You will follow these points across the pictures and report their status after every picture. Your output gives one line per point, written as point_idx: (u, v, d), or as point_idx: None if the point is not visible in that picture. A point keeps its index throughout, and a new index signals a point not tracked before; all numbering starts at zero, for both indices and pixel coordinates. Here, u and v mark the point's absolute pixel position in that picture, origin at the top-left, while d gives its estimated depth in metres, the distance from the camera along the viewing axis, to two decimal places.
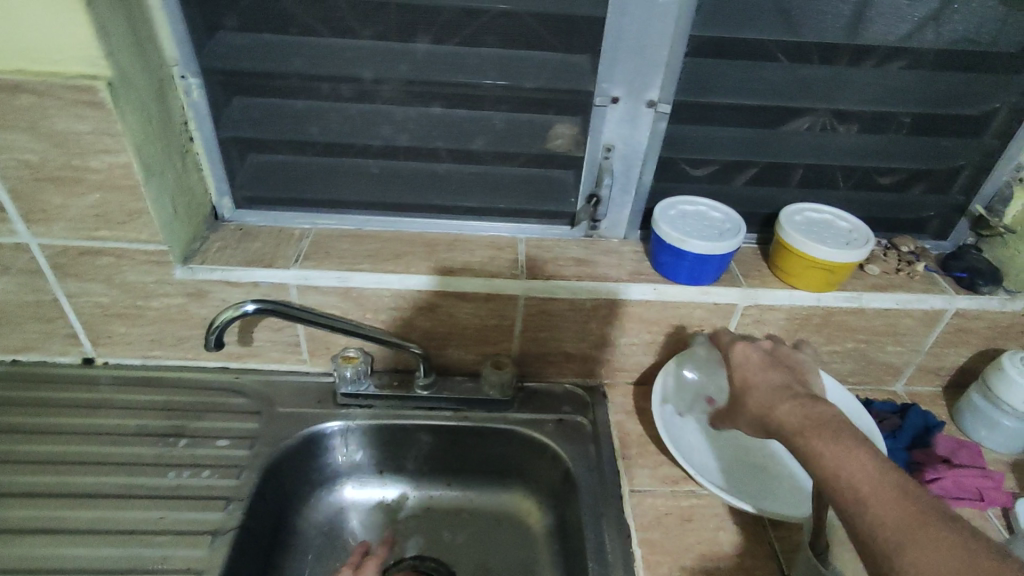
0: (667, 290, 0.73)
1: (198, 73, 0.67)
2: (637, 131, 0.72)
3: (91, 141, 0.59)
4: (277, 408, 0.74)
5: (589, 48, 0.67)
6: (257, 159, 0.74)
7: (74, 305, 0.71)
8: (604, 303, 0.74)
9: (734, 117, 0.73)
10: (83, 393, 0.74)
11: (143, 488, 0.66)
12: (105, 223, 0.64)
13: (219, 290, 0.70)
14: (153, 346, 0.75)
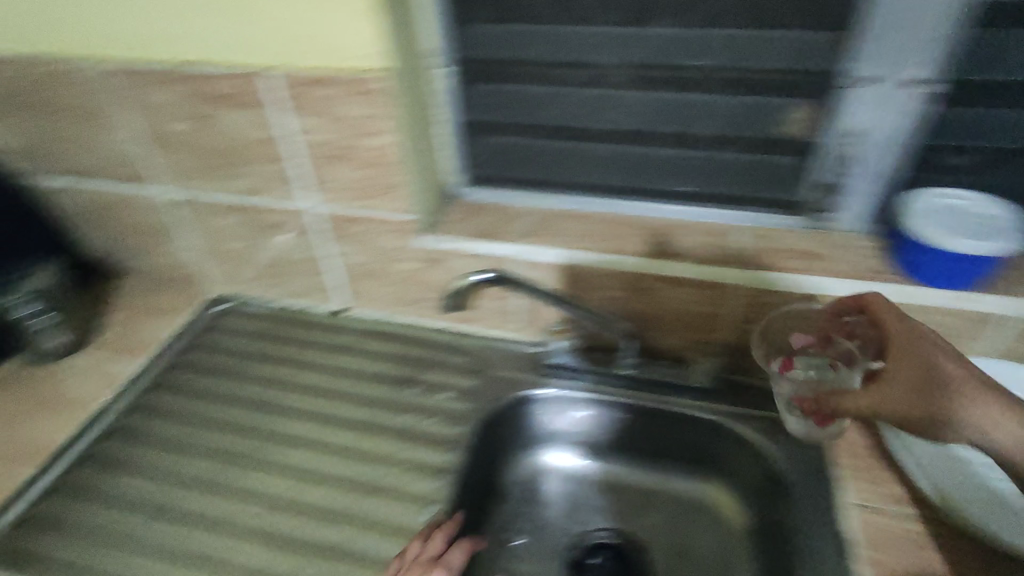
0: (916, 291, 0.66)
1: (449, 63, 0.74)
2: (893, 112, 0.65)
3: (363, 125, 0.69)
4: (493, 370, 0.82)
5: (837, 24, 0.63)
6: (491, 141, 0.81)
7: (337, 263, 0.84)
8: (833, 300, 0.69)
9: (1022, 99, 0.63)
10: (337, 338, 0.88)
11: (382, 423, 0.76)
12: (369, 195, 0.75)
13: (451, 258, 0.78)
14: (391, 303, 0.86)
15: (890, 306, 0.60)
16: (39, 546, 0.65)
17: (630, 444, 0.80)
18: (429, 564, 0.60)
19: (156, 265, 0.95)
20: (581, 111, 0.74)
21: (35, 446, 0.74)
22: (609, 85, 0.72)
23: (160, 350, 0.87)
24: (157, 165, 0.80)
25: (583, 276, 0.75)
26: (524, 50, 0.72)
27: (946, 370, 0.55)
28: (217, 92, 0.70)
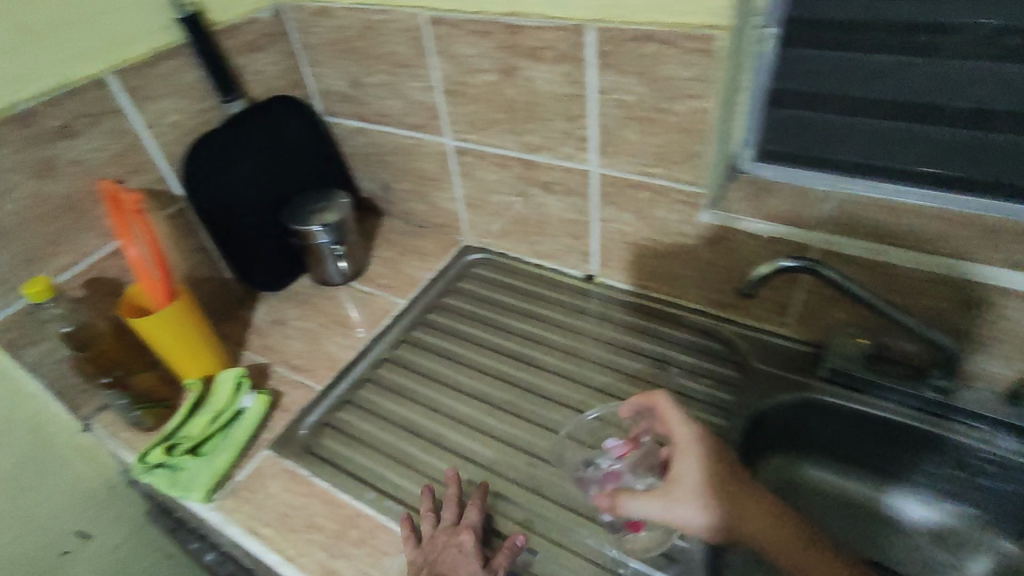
0: None
1: (777, 22, 0.65)
2: None
3: (684, 85, 0.63)
4: (756, 364, 0.75)
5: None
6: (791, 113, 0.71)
7: (602, 229, 0.84)
8: None
9: None
10: (586, 304, 0.89)
11: (638, 399, 0.75)
12: (661, 162, 0.71)
13: (733, 239, 0.74)
14: (650, 279, 0.85)
15: (688, 429, 0.60)
16: (336, 449, 0.73)
17: (913, 476, 0.71)
18: (453, 530, 0.61)
19: (421, 210, 1.02)
20: (938, 83, 0.62)
21: (326, 359, 0.83)
22: (994, 53, 0.58)
23: (423, 289, 0.93)
24: (454, 115, 0.84)
25: (901, 276, 0.66)
26: (882, 9, 0.61)
27: (724, 518, 0.57)
28: (535, 46, 0.70)
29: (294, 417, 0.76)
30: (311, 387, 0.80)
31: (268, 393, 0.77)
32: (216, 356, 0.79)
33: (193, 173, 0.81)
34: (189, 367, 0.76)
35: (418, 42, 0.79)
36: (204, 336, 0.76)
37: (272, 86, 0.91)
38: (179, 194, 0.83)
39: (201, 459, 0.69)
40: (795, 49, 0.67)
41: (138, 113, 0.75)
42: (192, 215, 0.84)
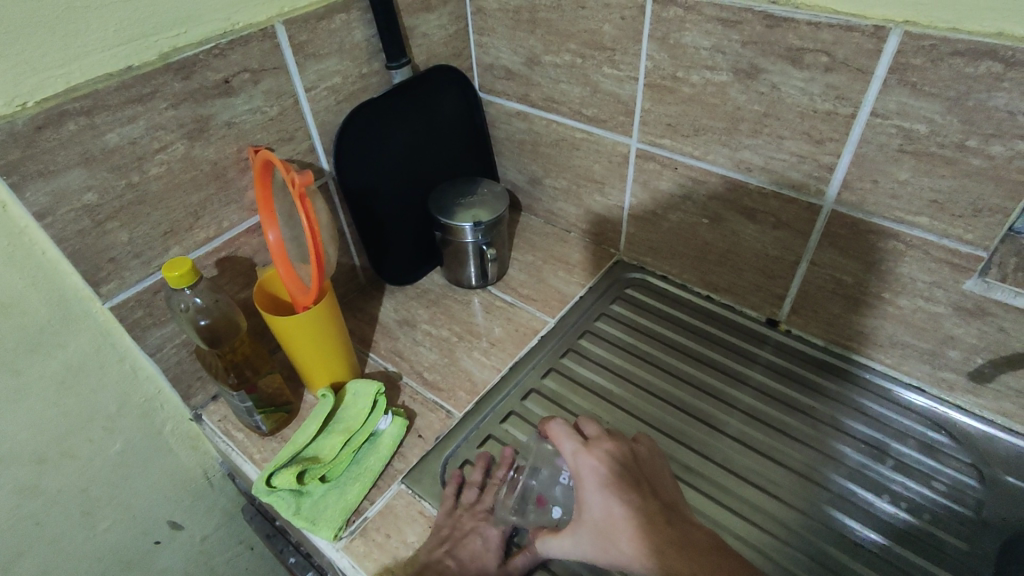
0: None
1: None
2: None
3: (1018, 123, 0.48)
4: (1005, 477, 0.61)
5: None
6: None
7: (807, 273, 0.70)
8: None
9: None
10: (766, 356, 0.75)
11: (846, 493, 0.62)
12: (935, 211, 0.56)
13: (1005, 319, 0.58)
14: (857, 339, 0.70)
15: (581, 453, 0.54)
16: None
17: None
18: (486, 516, 0.57)
19: (569, 213, 0.90)
20: None
21: (463, 377, 0.73)
22: None
23: (573, 308, 0.81)
24: (649, 114, 0.71)
25: None
26: None
27: (624, 556, 0.48)
28: (800, 46, 0.56)
29: (429, 445, 0.65)
30: (447, 410, 0.69)
31: (402, 412, 0.67)
32: (350, 361, 0.69)
33: (344, 141, 0.70)
34: (318, 371, 0.67)
35: (632, 23, 0.65)
36: (341, 341, 0.67)
37: (435, 53, 0.78)
38: (323, 168, 0.72)
39: (330, 488, 0.60)
40: None
41: (298, 71, 0.64)
42: (331, 190, 0.73)
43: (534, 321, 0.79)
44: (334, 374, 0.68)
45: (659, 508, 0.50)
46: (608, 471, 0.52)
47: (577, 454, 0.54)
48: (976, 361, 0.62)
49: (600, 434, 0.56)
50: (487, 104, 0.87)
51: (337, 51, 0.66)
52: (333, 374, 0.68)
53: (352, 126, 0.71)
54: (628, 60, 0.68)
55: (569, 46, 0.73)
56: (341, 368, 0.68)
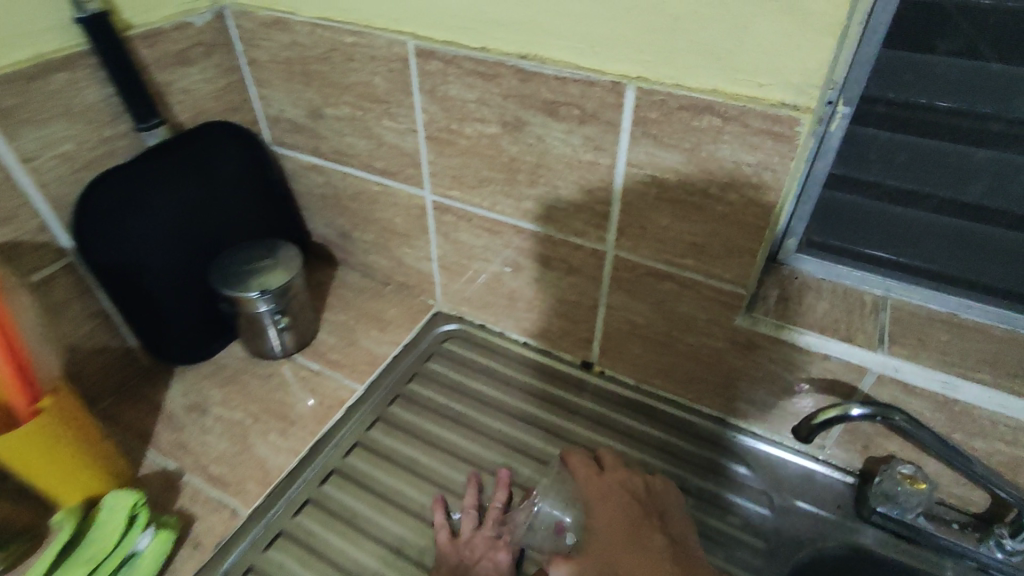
0: None
1: (852, 101, 0.52)
2: None
3: (744, 172, 0.51)
4: (792, 501, 0.64)
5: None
6: (828, 198, 0.60)
7: (606, 316, 0.69)
8: None
9: None
10: (580, 402, 0.73)
11: None
12: (697, 254, 0.58)
13: (771, 349, 0.61)
14: (659, 376, 0.71)
15: (599, 484, 0.58)
16: None
17: None
18: (493, 543, 0.59)
19: (382, 266, 0.86)
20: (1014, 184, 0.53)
21: (256, 465, 0.65)
22: None
23: (385, 371, 0.76)
24: (435, 166, 0.68)
25: (958, 419, 0.55)
26: (981, 84, 0.50)
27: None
28: (554, 99, 0.56)
29: (202, 559, 0.57)
30: (232, 508, 0.61)
31: (173, 521, 0.59)
32: (108, 469, 0.59)
33: (89, 215, 0.61)
34: (66, 491, 0.56)
35: (402, 75, 0.63)
36: (91, 449, 0.57)
37: (202, 109, 0.72)
38: (66, 247, 0.63)
39: None
40: (884, 125, 0.55)
41: (8, 140, 0.55)
42: (76, 271, 0.64)
43: (341, 390, 0.73)
44: (89, 491, 0.58)
45: (666, 544, 0.52)
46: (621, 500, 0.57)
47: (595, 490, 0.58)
48: (757, 390, 0.65)
49: (615, 466, 0.61)
50: (279, 157, 0.81)
51: (55, 111, 0.57)
52: (89, 491, 0.58)
53: (92, 195, 0.62)
54: (405, 113, 0.66)
55: (346, 98, 0.69)
56: (98, 480, 0.58)
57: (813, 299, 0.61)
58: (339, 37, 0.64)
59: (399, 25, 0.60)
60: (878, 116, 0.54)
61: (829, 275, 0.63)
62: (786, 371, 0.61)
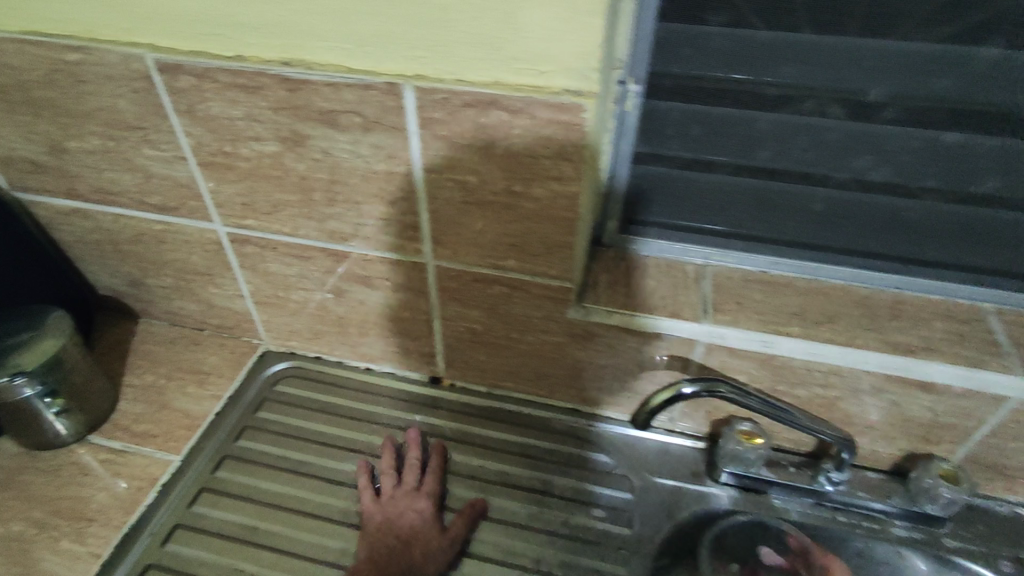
0: None
1: (640, 79, 0.52)
2: None
3: (543, 165, 0.48)
4: (651, 479, 0.64)
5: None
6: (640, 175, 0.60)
7: (444, 328, 0.65)
8: None
9: None
10: (436, 422, 0.69)
11: (519, 557, 0.58)
12: (517, 253, 0.55)
13: (608, 336, 0.59)
14: (510, 379, 0.68)
15: None
16: None
17: None
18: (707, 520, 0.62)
19: (192, 311, 0.74)
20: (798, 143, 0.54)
21: None
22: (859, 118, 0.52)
23: (205, 433, 0.66)
24: (219, 194, 0.59)
25: (783, 374, 0.58)
26: (750, 50, 0.50)
27: None
28: (329, 108, 0.50)
29: None
30: None
31: None
32: None
33: None
34: None
35: (148, 95, 0.53)
36: None
37: None
38: None
39: None
40: (674, 97, 0.54)
41: None
42: None
43: (151, 467, 0.63)
44: None
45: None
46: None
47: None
48: (605, 377, 0.64)
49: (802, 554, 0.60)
50: (26, 204, 0.67)
51: None
52: None
53: None
54: (166, 139, 0.56)
55: (90, 128, 0.57)
56: None
57: (641, 279, 0.61)
58: (57, 56, 0.52)
59: (125, 36, 0.50)
60: (667, 91, 0.54)
61: (653, 252, 0.63)
62: (626, 354, 0.61)
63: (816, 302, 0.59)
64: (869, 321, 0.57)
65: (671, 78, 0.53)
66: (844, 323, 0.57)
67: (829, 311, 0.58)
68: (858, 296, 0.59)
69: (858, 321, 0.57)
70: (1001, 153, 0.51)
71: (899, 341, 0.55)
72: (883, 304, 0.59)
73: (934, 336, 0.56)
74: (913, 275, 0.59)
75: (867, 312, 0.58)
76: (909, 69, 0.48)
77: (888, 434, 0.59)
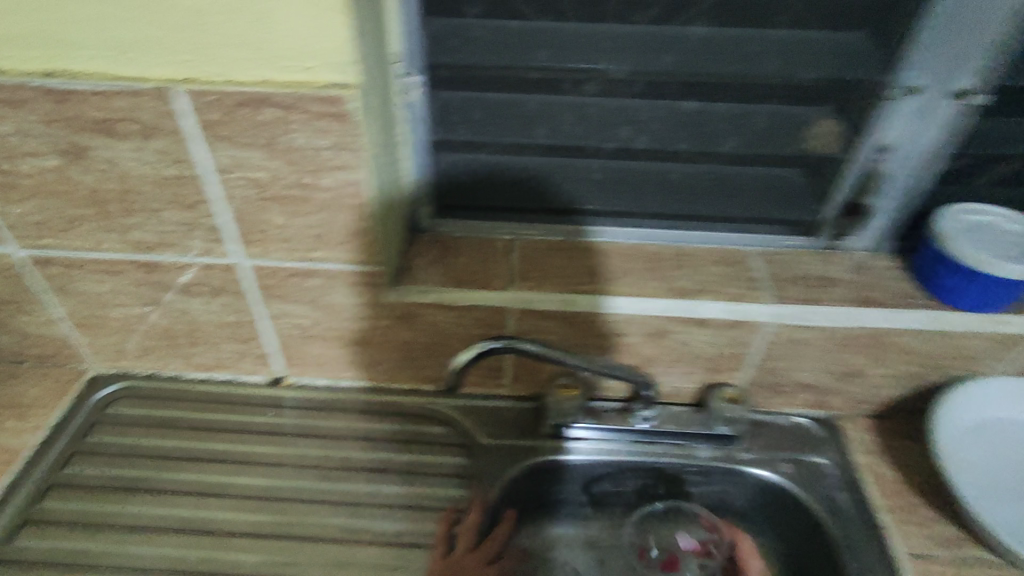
0: (949, 319, 0.62)
1: (419, 73, 0.55)
2: (935, 128, 0.58)
3: (325, 157, 0.51)
4: (486, 441, 0.69)
5: (872, 21, 0.54)
6: (451, 163, 0.65)
7: (274, 327, 0.66)
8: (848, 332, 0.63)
9: None
10: (279, 419, 0.70)
11: (358, 533, 0.62)
12: (324, 244, 0.58)
13: (429, 313, 0.64)
14: (350, 368, 0.70)
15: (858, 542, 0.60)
16: None
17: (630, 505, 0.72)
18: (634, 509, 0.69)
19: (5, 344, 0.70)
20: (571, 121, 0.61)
21: None
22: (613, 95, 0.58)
23: (26, 466, 0.64)
24: (6, 216, 0.57)
25: (588, 329, 0.64)
26: (511, 42, 0.56)
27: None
28: (103, 117, 0.50)
29: None
30: None
31: None
32: None
33: None
34: None
35: None
36: None
37: None
38: None
39: None
40: (455, 87, 0.59)
41: None
42: None
43: None
44: None
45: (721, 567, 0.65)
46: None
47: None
48: (437, 354, 0.68)
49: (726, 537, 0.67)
50: None
51: None
52: None
53: None
54: None
55: None
56: None
57: (457, 257, 0.66)
58: None
59: None
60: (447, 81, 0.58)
61: (467, 232, 0.68)
62: (449, 329, 0.65)
63: (608, 261, 0.66)
64: (653, 273, 0.65)
65: (446, 68, 0.57)
66: (630, 277, 0.64)
67: (619, 268, 0.65)
68: (645, 252, 0.67)
69: (644, 273, 0.65)
70: (734, 115, 0.60)
71: (675, 286, 0.64)
72: (666, 256, 0.67)
73: (705, 279, 0.65)
74: (693, 229, 0.67)
75: (652, 265, 0.66)
76: (644, 48, 0.55)
77: (684, 369, 0.68)
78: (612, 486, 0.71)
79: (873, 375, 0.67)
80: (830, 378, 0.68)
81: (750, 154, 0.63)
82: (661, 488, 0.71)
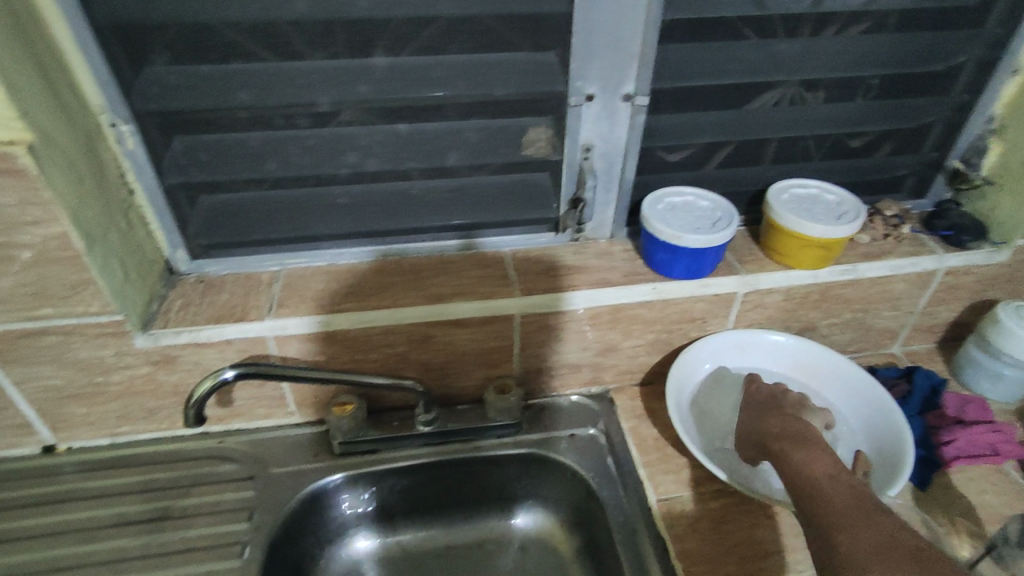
0: (670, 288, 0.71)
1: (129, 118, 0.58)
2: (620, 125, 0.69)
3: (15, 214, 0.51)
4: (273, 470, 0.69)
5: (542, 41, 0.62)
6: (209, 201, 0.66)
7: (22, 394, 0.63)
8: (589, 312, 0.70)
9: (725, 97, 0.70)
10: (48, 487, 0.66)
11: None
12: (47, 300, 0.57)
13: (188, 353, 0.64)
14: (122, 422, 0.68)
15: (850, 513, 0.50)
16: None
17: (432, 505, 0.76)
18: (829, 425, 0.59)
19: None
20: (300, 151, 0.64)
21: None
22: (327, 124, 0.62)
23: None
24: None
25: (354, 344, 0.68)
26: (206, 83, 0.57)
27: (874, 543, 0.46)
28: None
29: None
30: None
31: None
32: None
33: None
34: None
35: None
36: None
37: None
38: None
39: None
40: (172, 131, 0.60)
41: None
42: None
43: None
44: None
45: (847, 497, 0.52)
46: (855, 493, 0.51)
47: (826, 473, 0.55)
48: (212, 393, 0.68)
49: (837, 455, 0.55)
50: None
51: None
52: None
53: None
54: None
55: None
56: None
57: (217, 295, 0.67)
58: None
59: None
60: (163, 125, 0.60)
61: (230, 269, 0.70)
62: (215, 366, 0.65)
63: (369, 278, 0.70)
64: (410, 283, 0.69)
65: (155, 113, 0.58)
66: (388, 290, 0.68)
67: (379, 282, 0.70)
68: (405, 265, 0.72)
69: (402, 284, 0.69)
70: (452, 131, 0.66)
71: (430, 292, 0.69)
72: (424, 266, 0.72)
73: (459, 282, 0.70)
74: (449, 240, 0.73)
75: (411, 275, 0.71)
76: (339, 79, 0.59)
77: (457, 367, 0.73)
78: (410, 489, 0.74)
79: (627, 345, 0.75)
80: (591, 355, 0.75)
81: (478, 164, 0.68)
82: (456, 484, 0.75)
